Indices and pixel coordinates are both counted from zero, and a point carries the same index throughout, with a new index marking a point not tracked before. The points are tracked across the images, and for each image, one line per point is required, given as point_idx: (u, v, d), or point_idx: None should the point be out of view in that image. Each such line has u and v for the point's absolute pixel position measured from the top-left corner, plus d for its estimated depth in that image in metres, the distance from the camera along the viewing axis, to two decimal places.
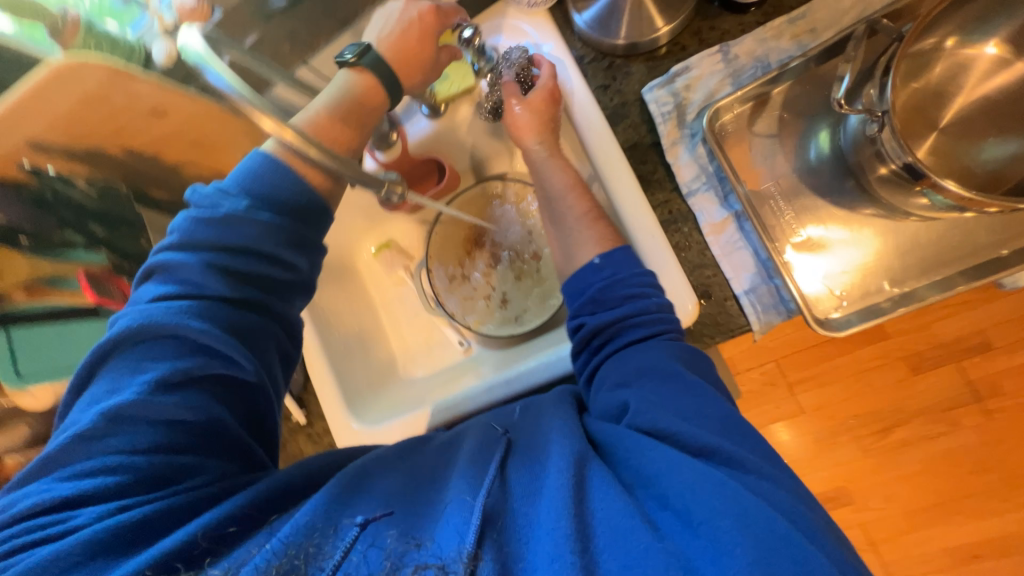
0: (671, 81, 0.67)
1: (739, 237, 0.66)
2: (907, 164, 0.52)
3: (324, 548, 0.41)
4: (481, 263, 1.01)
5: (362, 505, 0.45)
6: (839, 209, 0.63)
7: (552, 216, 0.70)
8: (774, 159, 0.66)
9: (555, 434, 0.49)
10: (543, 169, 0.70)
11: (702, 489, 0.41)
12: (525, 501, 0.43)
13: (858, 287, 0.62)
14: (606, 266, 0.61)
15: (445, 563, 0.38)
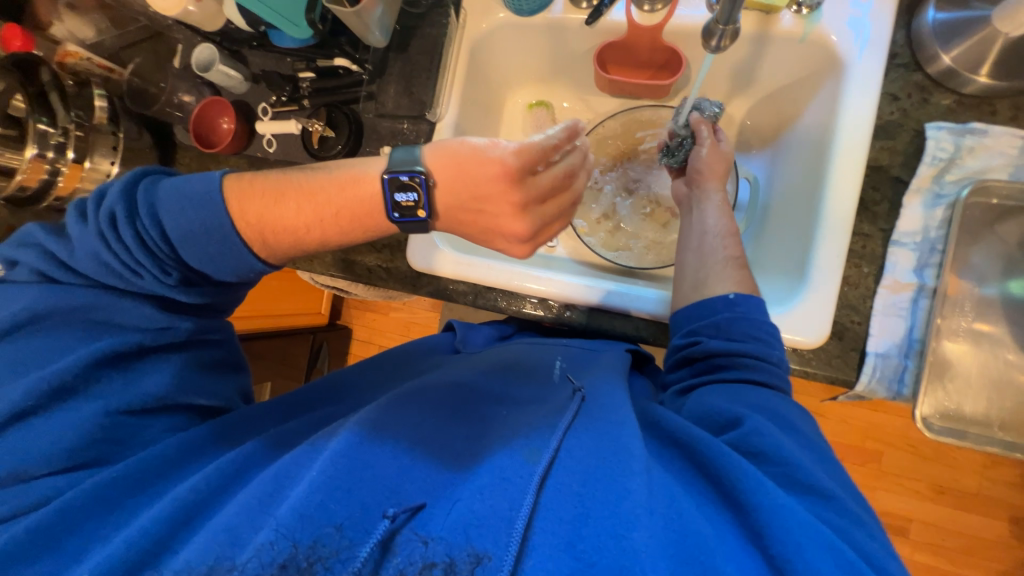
0: (962, 134, 0.64)
1: (907, 306, 0.65)
2: None
3: (331, 547, 0.42)
4: (618, 181, 0.94)
5: (368, 492, 0.46)
6: (1004, 341, 0.64)
7: (700, 248, 0.72)
8: (987, 264, 0.64)
9: (591, 431, 0.50)
10: (707, 207, 0.75)
11: (801, 531, 0.40)
12: (578, 481, 0.44)
13: (968, 410, 0.64)
14: (739, 303, 0.63)
15: (453, 561, 0.40)
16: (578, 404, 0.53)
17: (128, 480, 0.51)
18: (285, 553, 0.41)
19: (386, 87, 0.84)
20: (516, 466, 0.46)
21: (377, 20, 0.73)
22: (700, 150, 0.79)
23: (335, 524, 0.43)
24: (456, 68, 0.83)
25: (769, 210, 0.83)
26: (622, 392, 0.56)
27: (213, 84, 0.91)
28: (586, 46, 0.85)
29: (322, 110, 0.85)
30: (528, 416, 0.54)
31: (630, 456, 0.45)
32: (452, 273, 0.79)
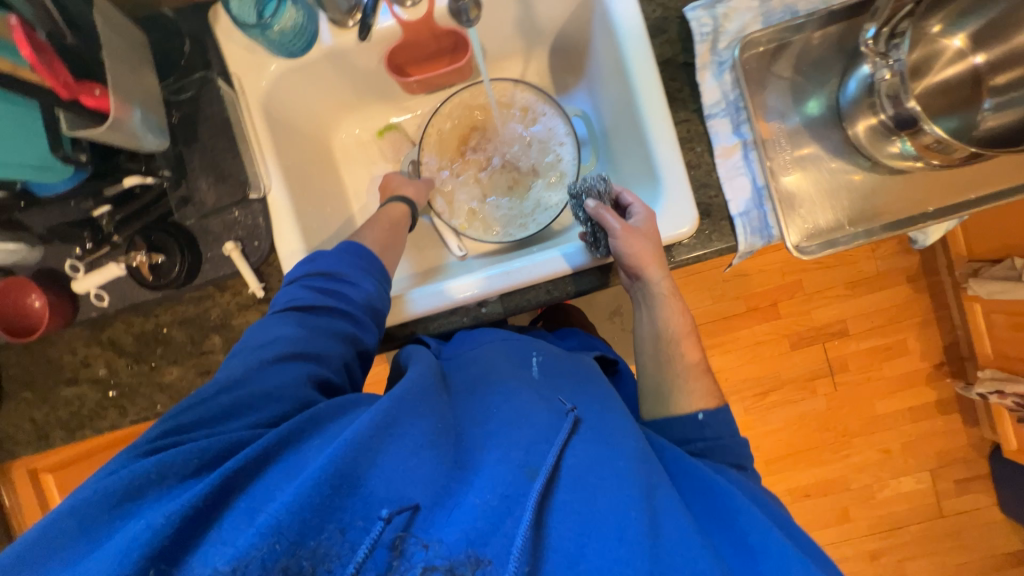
0: (713, 6, 0.71)
1: (742, 164, 0.73)
2: (902, 112, 0.64)
3: (331, 551, 0.41)
4: (474, 167, 0.94)
5: (378, 493, 0.44)
6: (821, 156, 0.74)
7: (656, 351, 0.74)
8: (780, 101, 0.74)
9: (589, 444, 0.52)
10: (656, 304, 0.73)
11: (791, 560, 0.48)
12: (580, 474, 0.48)
13: (822, 223, 0.73)
14: (708, 424, 0.67)
15: (453, 563, 0.42)
16: (573, 422, 0.54)
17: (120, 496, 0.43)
18: (261, 555, 0.39)
19: (197, 184, 0.77)
20: (516, 479, 0.47)
21: (143, 125, 0.66)
22: (617, 238, 0.69)
23: (337, 527, 0.42)
24: (258, 135, 0.78)
25: (609, 133, 0.88)
26: (611, 416, 0.58)
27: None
28: (375, 60, 0.83)
29: (136, 238, 0.76)
30: (529, 420, 0.54)
31: (632, 480, 0.48)
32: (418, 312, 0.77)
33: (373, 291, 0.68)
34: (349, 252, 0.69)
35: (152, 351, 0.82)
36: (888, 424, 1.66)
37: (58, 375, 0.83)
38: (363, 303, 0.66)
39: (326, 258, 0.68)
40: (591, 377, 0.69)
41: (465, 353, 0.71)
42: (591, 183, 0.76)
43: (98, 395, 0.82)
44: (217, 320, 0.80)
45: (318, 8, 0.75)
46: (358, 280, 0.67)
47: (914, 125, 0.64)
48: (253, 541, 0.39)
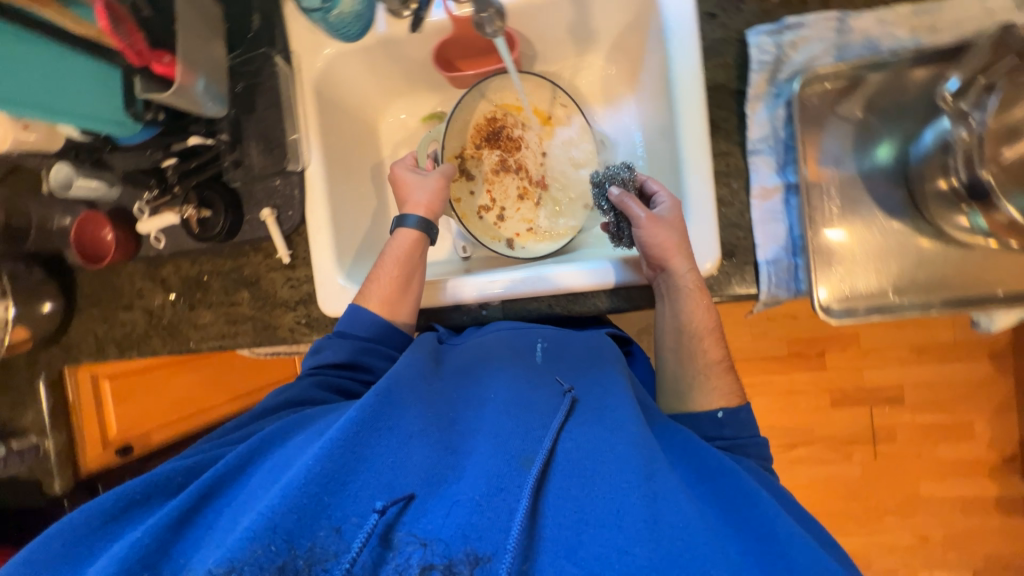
0: (780, 32, 0.65)
1: (781, 209, 0.67)
2: (976, 182, 0.55)
3: (326, 549, 0.41)
4: (488, 165, 0.90)
5: (368, 488, 0.45)
6: (876, 212, 0.66)
7: (677, 348, 0.69)
8: (839, 144, 0.66)
9: (582, 431, 0.52)
10: (680, 300, 0.67)
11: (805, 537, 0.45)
12: (573, 463, 0.48)
13: (861, 286, 0.66)
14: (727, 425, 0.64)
15: (451, 563, 0.41)
16: (567, 404, 0.55)
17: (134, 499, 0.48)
18: (252, 559, 0.39)
19: (248, 150, 0.84)
20: (507, 462, 0.48)
21: (203, 94, 0.72)
22: (641, 226, 0.66)
23: (334, 526, 0.42)
24: (306, 114, 0.82)
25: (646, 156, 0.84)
26: (610, 395, 0.58)
27: (81, 200, 0.89)
28: (425, 53, 0.85)
29: (192, 194, 0.84)
30: (519, 412, 0.54)
31: (630, 462, 0.47)
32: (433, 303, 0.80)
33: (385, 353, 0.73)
34: (354, 320, 0.73)
35: (193, 295, 0.91)
36: (931, 509, 1.48)
37: (119, 302, 0.95)
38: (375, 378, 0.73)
39: (330, 343, 0.73)
40: (604, 361, 0.67)
41: (466, 349, 0.72)
42: (616, 171, 0.75)
43: (146, 324, 0.94)
44: (248, 277, 0.88)
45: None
46: (368, 356, 0.72)
47: (981, 209, 0.57)
48: (241, 543, 0.39)
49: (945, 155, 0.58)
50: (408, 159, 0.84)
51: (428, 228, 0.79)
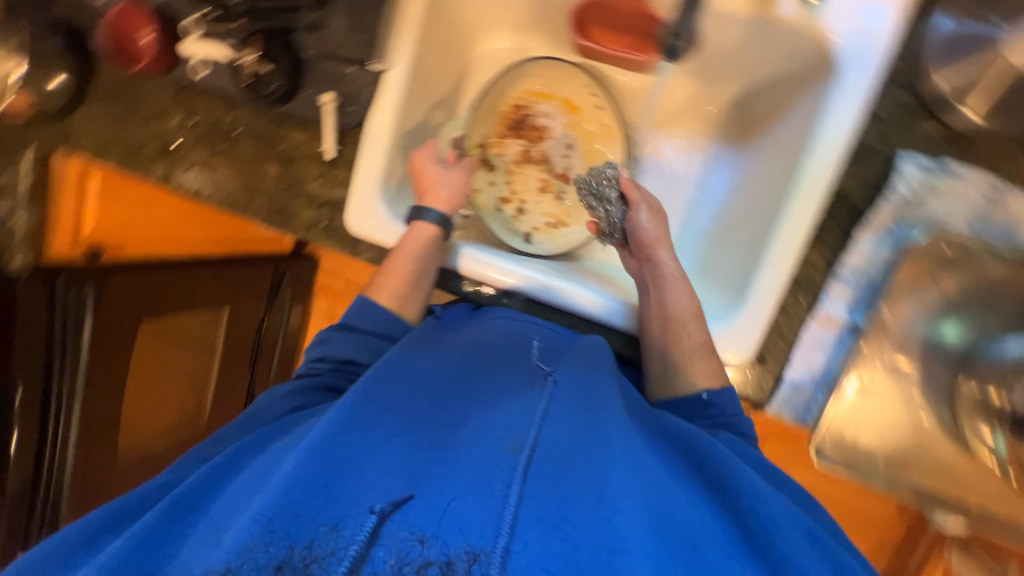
0: (932, 172, 0.60)
1: (830, 341, 0.65)
2: None
3: (334, 550, 0.37)
4: (509, 155, 0.87)
5: (371, 490, 0.40)
6: (916, 385, 0.65)
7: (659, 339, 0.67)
8: (917, 312, 0.64)
9: (568, 414, 0.46)
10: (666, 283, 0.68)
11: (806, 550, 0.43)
12: (555, 468, 0.41)
13: (861, 445, 0.67)
14: (713, 405, 0.62)
15: (451, 559, 0.36)
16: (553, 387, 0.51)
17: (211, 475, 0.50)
18: (254, 559, 0.36)
19: (331, 20, 0.74)
20: (493, 454, 0.43)
21: None
22: (638, 215, 0.73)
23: (335, 525, 0.38)
24: (407, 16, 0.71)
25: (762, 203, 0.70)
26: (601, 379, 0.54)
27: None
28: None
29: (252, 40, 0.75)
30: (507, 404, 0.50)
31: (606, 467, 0.42)
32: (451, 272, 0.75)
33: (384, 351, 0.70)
34: (356, 329, 0.70)
35: (217, 143, 0.83)
36: None
37: (134, 112, 0.86)
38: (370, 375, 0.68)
39: (332, 337, 0.70)
40: (599, 358, 0.59)
41: (470, 332, 0.67)
42: None
43: (155, 150, 0.86)
44: (282, 154, 0.80)
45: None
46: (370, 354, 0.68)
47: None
48: (259, 540, 0.37)
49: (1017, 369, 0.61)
50: (431, 148, 0.79)
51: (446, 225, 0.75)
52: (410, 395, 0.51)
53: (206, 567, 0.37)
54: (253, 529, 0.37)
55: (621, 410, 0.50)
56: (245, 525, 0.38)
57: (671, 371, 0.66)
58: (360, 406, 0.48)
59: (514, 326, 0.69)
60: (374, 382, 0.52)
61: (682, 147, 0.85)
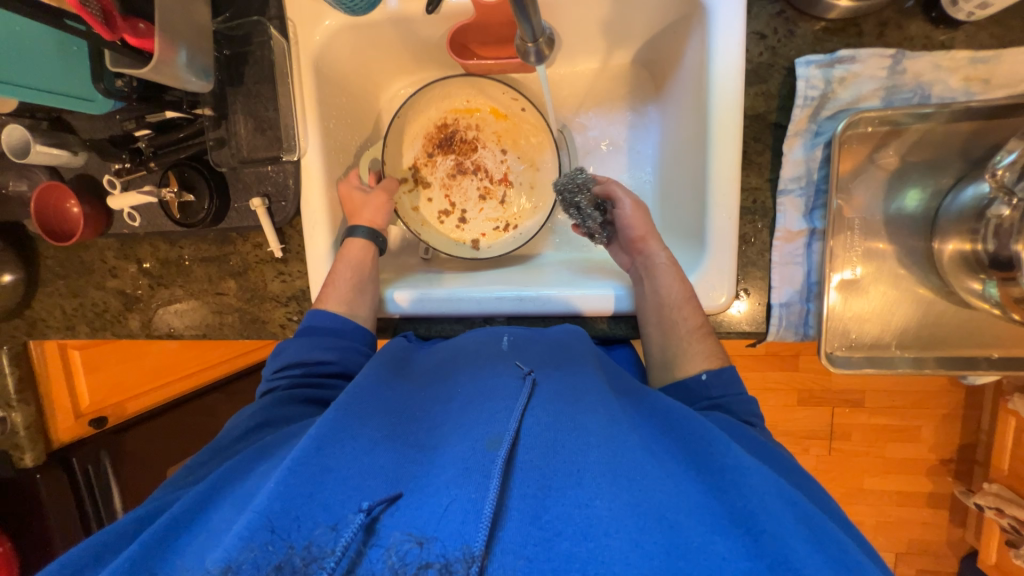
0: (831, 65, 0.61)
1: (801, 252, 0.65)
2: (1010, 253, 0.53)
3: (323, 547, 0.41)
4: (442, 172, 0.88)
5: (363, 492, 0.46)
6: (897, 264, 0.65)
7: (659, 324, 0.67)
8: (871, 194, 0.64)
9: (546, 408, 0.55)
10: (656, 274, 0.68)
11: (774, 500, 0.45)
12: (537, 459, 0.48)
13: (869, 337, 0.67)
14: (712, 386, 0.62)
15: (449, 561, 0.39)
16: (529, 387, 0.57)
17: (197, 502, 0.49)
18: (251, 557, 0.40)
19: (236, 129, 0.75)
20: (474, 450, 0.49)
21: (189, 67, 0.65)
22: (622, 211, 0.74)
23: (331, 524, 0.43)
24: (303, 103, 0.74)
25: (686, 144, 0.72)
26: (579, 384, 0.59)
27: (45, 166, 0.81)
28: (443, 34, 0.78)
29: (170, 173, 0.77)
30: (485, 403, 0.56)
31: (586, 450, 0.49)
32: (425, 313, 0.76)
33: (349, 346, 0.70)
34: (315, 327, 0.71)
35: (173, 279, 0.85)
36: (867, 500, 1.56)
37: (89, 277, 0.88)
38: (340, 368, 0.69)
39: (292, 344, 0.70)
40: (579, 355, 0.66)
41: (438, 353, 0.74)
42: None
43: (120, 304, 0.88)
44: (237, 266, 0.82)
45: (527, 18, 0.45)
46: (329, 351, 0.69)
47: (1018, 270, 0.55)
48: (241, 542, 0.40)
49: (978, 221, 0.58)
50: (353, 177, 0.79)
51: (375, 235, 0.76)
52: (395, 419, 0.57)
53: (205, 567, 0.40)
54: (248, 532, 0.41)
55: (597, 395, 0.58)
56: (236, 534, 0.41)
57: (674, 356, 0.67)
58: (348, 417, 0.54)
59: (485, 336, 0.73)
60: (360, 400, 0.57)
61: (603, 121, 0.87)
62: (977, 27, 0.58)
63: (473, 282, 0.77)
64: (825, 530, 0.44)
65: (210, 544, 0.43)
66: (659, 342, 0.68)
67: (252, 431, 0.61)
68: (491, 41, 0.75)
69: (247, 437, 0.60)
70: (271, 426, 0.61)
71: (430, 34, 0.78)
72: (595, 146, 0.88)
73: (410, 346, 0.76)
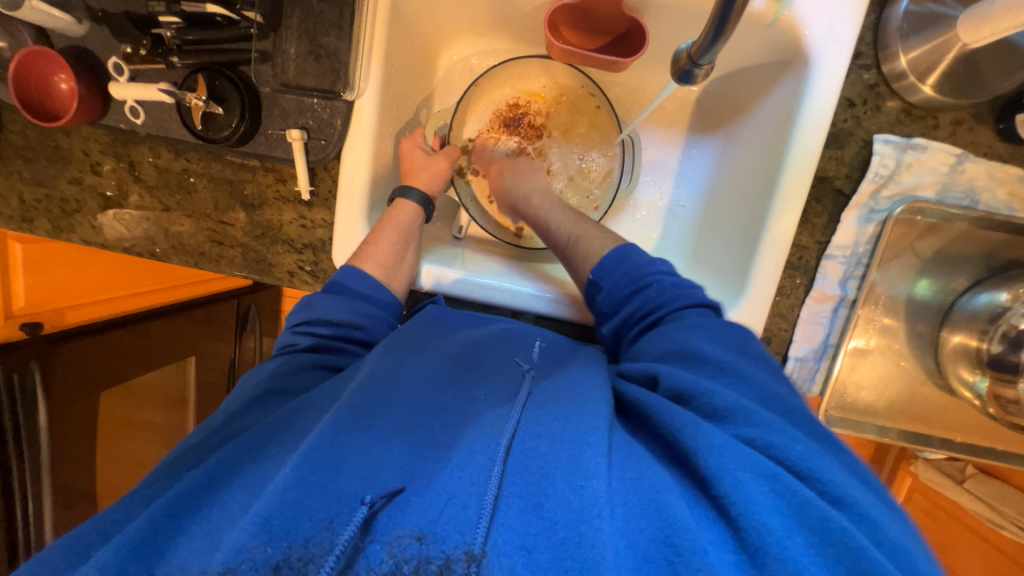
0: (904, 149, 0.64)
1: (828, 314, 0.69)
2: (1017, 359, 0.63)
3: (323, 541, 0.37)
4: (502, 151, 0.86)
5: (367, 481, 0.41)
6: (904, 344, 0.71)
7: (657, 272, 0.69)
8: (901, 276, 0.69)
9: (549, 404, 0.49)
10: None
11: (752, 480, 0.38)
12: (543, 446, 0.43)
13: (861, 403, 0.73)
14: (609, 275, 0.64)
15: (449, 558, 0.35)
16: (529, 387, 0.53)
17: (206, 481, 0.44)
18: (249, 556, 0.35)
19: (285, 46, 0.66)
20: (487, 446, 0.44)
21: None
22: None
23: (327, 520, 0.38)
24: (371, 36, 0.66)
25: (747, 185, 0.73)
26: (573, 376, 0.54)
27: (33, 25, 0.68)
28: (535, 4, 0.73)
29: (198, 76, 0.67)
30: (494, 404, 0.52)
31: (587, 432, 0.43)
32: (455, 294, 0.72)
33: (379, 316, 0.66)
34: (345, 287, 0.66)
35: (170, 194, 0.75)
36: None
37: (64, 168, 0.76)
38: (364, 335, 0.65)
39: (319, 299, 0.65)
40: (592, 360, 0.60)
41: (460, 328, 0.67)
42: None
43: (96, 206, 0.76)
44: (252, 199, 0.74)
45: (705, 49, 0.45)
46: (355, 315, 0.64)
47: (1011, 373, 0.64)
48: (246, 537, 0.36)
49: (990, 323, 0.65)
50: (417, 136, 0.77)
51: (428, 205, 0.74)
52: (403, 398, 0.51)
53: (207, 564, 0.36)
54: (250, 530, 0.37)
55: (599, 387, 0.51)
56: (243, 529, 0.37)
57: None
58: (364, 405, 0.49)
59: (517, 329, 0.69)
60: (377, 386, 0.52)
61: (660, 142, 0.87)
62: None
63: (507, 271, 0.75)
64: (819, 510, 0.37)
65: (218, 532, 0.39)
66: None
67: (263, 397, 0.56)
68: (586, 26, 0.71)
69: (247, 412, 0.54)
70: (283, 395, 0.56)
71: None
72: (649, 166, 0.87)
73: (437, 310, 0.69)
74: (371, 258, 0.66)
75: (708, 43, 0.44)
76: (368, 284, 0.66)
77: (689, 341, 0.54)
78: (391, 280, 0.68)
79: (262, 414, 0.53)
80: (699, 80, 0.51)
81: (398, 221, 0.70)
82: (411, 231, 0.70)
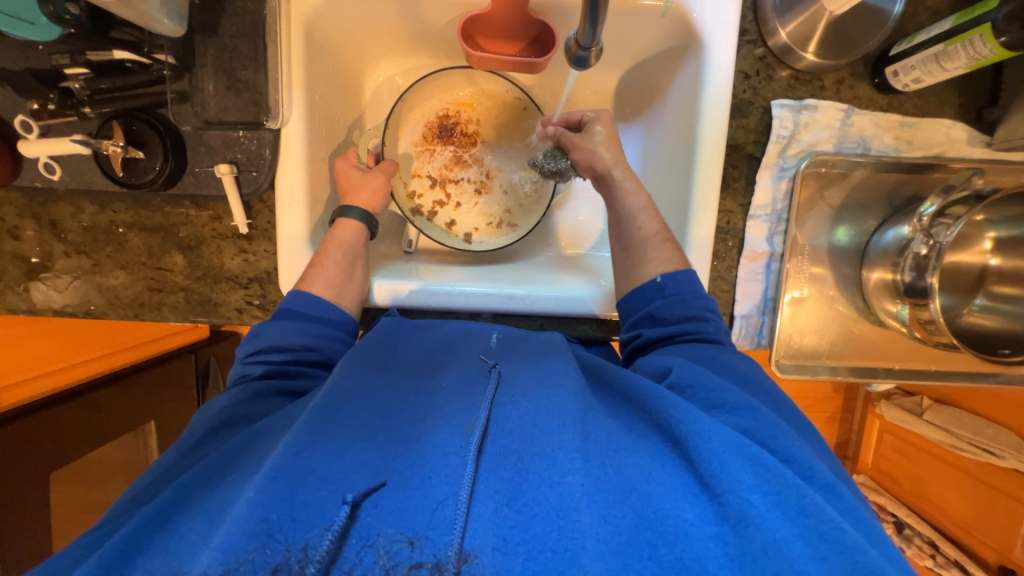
0: (799, 110, 0.70)
1: (762, 270, 0.74)
2: (920, 283, 0.66)
3: (312, 546, 0.37)
4: (439, 162, 0.89)
5: (348, 481, 0.42)
6: (834, 287, 0.76)
7: (625, 251, 0.72)
8: (820, 225, 0.75)
9: (517, 397, 0.50)
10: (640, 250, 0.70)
11: (735, 463, 0.41)
12: (517, 443, 0.44)
13: (808, 348, 0.77)
14: (668, 286, 0.66)
15: (439, 560, 0.35)
16: (495, 380, 0.53)
17: (162, 515, 0.42)
18: (251, 557, 0.35)
19: (202, 84, 0.67)
20: (464, 439, 0.45)
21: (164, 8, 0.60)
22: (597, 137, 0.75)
23: (327, 524, 0.38)
24: (289, 65, 0.67)
25: (671, 162, 0.77)
26: (539, 368, 0.55)
27: None
28: (448, 18, 0.77)
29: (113, 123, 0.65)
30: (462, 395, 0.52)
31: (560, 429, 0.44)
32: (411, 304, 0.73)
33: (333, 336, 0.65)
34: (295, 313, 0.65)
35: (100, 249, 0.72)
36: None
37: None
38: (320, 356, 0.64)
39: (270, 326, 0.64)
40: (552, 348, 0.61)
41: (423, 335, 0.67)
42: None
43: (19, 272, 0.72)
44: (188, 241, 0.72)
45: (588, 31, 0.49)
46: (308, 338, 0.63)
47: (921, 297, 0.66)
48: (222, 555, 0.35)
49: (899, 255, 0.70)
50: (351, 155, 0.77)
51: (370, 221, 0.75)
52: (370, 407, 0.51)
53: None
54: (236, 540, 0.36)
55: (566, 374, 0.52)
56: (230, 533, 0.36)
57: (633, 265, 0.70)
58: (324, 419, 0.48)
59: (475, 328, 0.70)
60: (343, 396, 0.51)
61: None
62: (907, 96, 0.71)
63: (462, 276, 0.76)
64: (798, 488, 0.40)
65: (187, 556, 0.38)
66: (618, 253, 0.73)
67: (219, 428, 0.54)
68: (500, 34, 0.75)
69: (207, 444, 0.52)
70: (237, 425, 0.55)
71: (433, 15, 0.76)
72: None
73: (393, 320, 0.69)
74: (319, 281, 0.66)
75: (589, 25, 0.48)
76: (317, 306, 0.65)
77: (712, 360, 0.59)
78: (342, 298, 0.68)
79: (218, 444, 0.52)
80: (595, 61, 0.54)
81: (342, 240, 0.70)
82: (356, 249, 0.71)
